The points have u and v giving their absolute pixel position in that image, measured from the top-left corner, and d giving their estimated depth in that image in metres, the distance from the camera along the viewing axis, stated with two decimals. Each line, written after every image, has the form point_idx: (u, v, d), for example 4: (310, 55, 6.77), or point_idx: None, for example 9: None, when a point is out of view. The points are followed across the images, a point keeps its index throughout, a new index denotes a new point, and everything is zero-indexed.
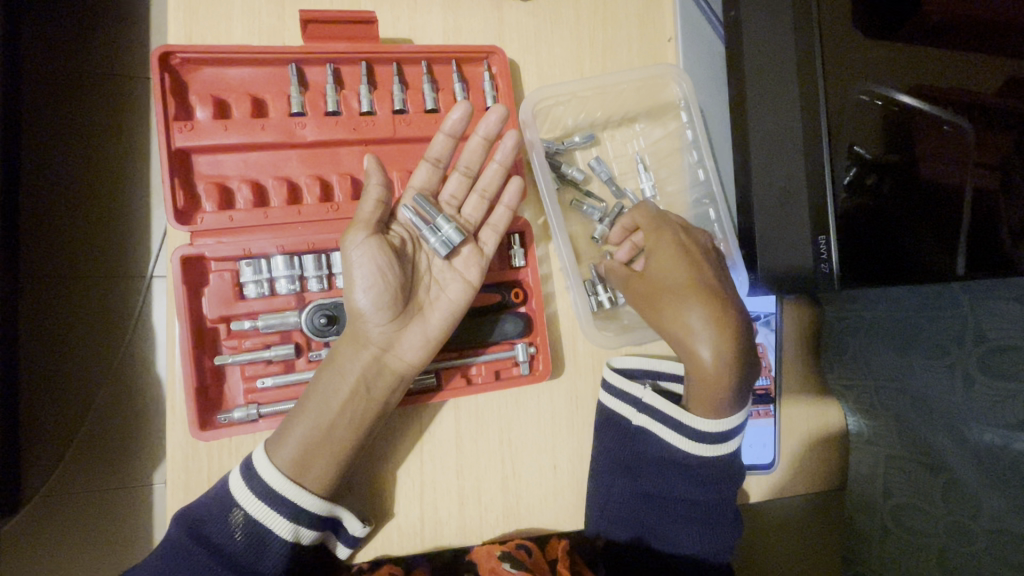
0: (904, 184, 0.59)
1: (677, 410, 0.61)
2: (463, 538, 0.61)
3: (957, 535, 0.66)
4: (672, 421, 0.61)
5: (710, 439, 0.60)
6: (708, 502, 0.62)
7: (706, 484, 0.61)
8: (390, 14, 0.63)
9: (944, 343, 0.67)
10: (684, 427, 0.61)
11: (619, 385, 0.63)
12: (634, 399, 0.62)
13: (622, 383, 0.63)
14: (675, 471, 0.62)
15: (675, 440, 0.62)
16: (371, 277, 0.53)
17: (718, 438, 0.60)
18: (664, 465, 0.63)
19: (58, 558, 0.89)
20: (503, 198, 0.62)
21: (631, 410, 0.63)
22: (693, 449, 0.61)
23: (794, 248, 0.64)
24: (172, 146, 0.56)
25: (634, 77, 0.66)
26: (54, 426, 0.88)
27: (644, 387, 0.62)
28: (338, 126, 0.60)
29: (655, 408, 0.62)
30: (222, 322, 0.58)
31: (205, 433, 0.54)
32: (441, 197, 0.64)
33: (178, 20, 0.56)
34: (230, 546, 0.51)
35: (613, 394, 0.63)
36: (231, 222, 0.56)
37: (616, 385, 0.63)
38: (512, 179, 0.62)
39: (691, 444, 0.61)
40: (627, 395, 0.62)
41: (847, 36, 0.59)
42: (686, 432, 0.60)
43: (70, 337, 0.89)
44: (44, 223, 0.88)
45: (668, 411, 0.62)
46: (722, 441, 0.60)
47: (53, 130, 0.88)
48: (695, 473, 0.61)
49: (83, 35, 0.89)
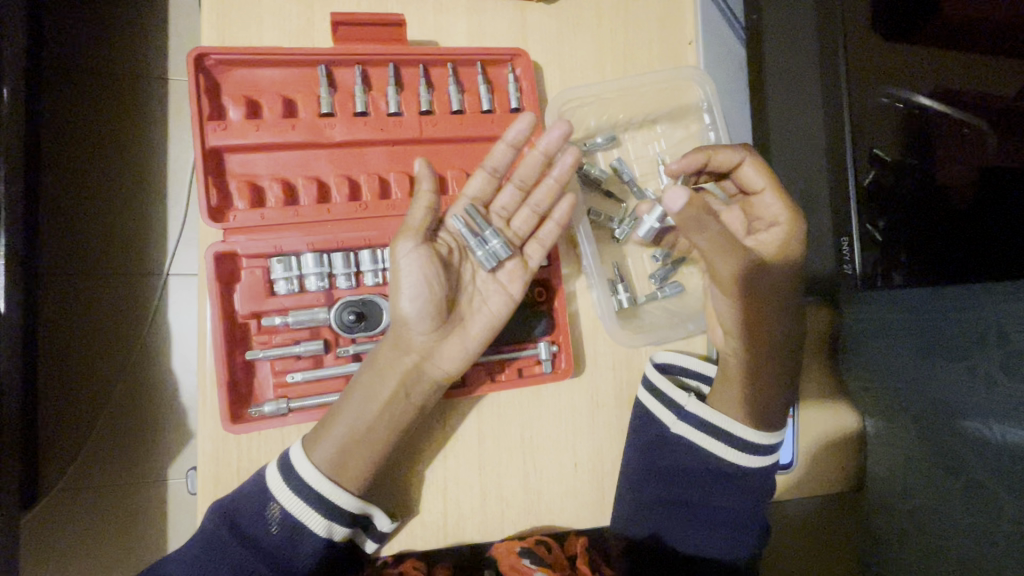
0: (925, 186, 0.59)
1: (720, 418, 0.64)
2: (485, 534, 0.61)
3: (977, 537, 0.66)
4: (711, 429, 0.65)
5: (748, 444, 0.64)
6: (735, 507, 0.65)
7: (739, 489, 0.65)
8: (415, 18, 0.64)
9: (965, 344, 0.67)
10: (727, 433, 0.64)
11: (660, 388, 0.64)
12: (676, 406, 0.64)
13: (662, 385, 0.64)
14: (708, 475, 0.65)
15: (713, 446, 0.65)
16: (417, 286, 0.56)
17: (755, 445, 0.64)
18: (697, 468, 0.66)
19: (76, 552, 0.90)
20: (554, 214, 0.64)
21: (671, 415, 0.65)
22: (730, 457, 0.64)
23: (818, 249, 0.65)
24: (206, 145, 0.57)
25: (657, 80, 0.67)
26: (75, 419, 0.90)
27: (686, 394, 0.64)
28: (366, 127, 0.61)
29: (695, 415, 0.65)
30: (253, 318, 0.59)
31: (237, 426, 0.56)
32: (492, 207, 0.65)
33: (212, 22, 0.58)
34: (266, 538, 0.52)
35: (651, 395, 0.64)
36: (262, 219, 0.58)
37: (657, 389, 0.64)
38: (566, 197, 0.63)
39: (730, 452, 0.64)
40: (670, 399, 0.64)
41: (867, 39, 0.60)
42: (724, 437, 0.64)
43: (91, 333, 0.90)
44: (67, 220, 0.89)
45: (709, 420, 0.65)
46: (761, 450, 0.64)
47: (75, 130, 0.90)
48: (730, 478, 0.65)
49: (106, 37, 0.91)
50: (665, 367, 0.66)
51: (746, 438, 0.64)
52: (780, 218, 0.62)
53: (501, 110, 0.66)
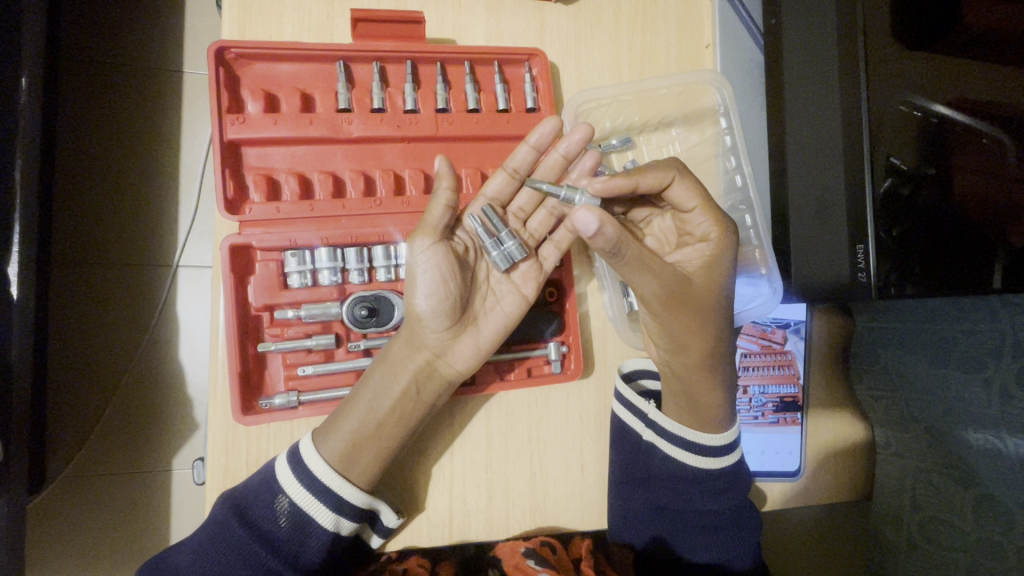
0: (941, 195, 0.58)
1: (681, 427, 0.62)
2: (490, 533, 0.61)
3: (989, 553, 0.64)
4: (676, 438, 0.62)
5: (717, 452, 0.62)
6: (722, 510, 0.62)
7: (724, 492, 0.62)
8: (434, 17, 0.64)
9: (980, 358, 0.66)
10: (692, 442, 0.62)
11: (630, 398, 0.62)
12: (641, 414, 0.62)
13: (632, 396, 0.62)
14: (687, 484, 0.62)
15: (677, 454, 0.63)
16: (434, 283, 0.56)
17: (724, 451, 0.62)
18: (677, 479, 0.63)
19: (81, 539, 0.91)
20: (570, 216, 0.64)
21: (639, 424, 0.62)
22: (703, 465, 0.62)
23: (832, 258, 0.63)
24: (224, 138, 0.58)
25: (675, 83, 0.67)
26: (80, 405, 0.90)
27: (650, 402, 0.62)
28: (383, 123, 0.61)
29: (660, 424, 0.63)
30: (266, 310, 0.59)
31: (246, 418, 0.56)
32: (509, 209, 0.65)
33: (232, 17, 0.58)
34: (274, 532, 0.52)
35: (621, 404, 0.63)
36: (278, 213, 0.58)
37: (625, 400, 0.63)
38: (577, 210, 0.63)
39: (694, 459, 0.62)
40: (636, 408, 0.62)
41: (887, 46, 0.59)
42: (692, 447, 0.62)
43: (96, 324, 0.91)
44: (78, 210, 0.90)
45: (671, 428, 0.62)
46: (726, 451, 0.62)
47: (88, 123, 0.90)
48: (704, 483, 0.62)
49: (122, 29, 0.92)
50: (635, 374, 0.65)
51: (705, 445, 0.61)
52: (709, 235, 0.59)
53: (516, 110, 0.66)
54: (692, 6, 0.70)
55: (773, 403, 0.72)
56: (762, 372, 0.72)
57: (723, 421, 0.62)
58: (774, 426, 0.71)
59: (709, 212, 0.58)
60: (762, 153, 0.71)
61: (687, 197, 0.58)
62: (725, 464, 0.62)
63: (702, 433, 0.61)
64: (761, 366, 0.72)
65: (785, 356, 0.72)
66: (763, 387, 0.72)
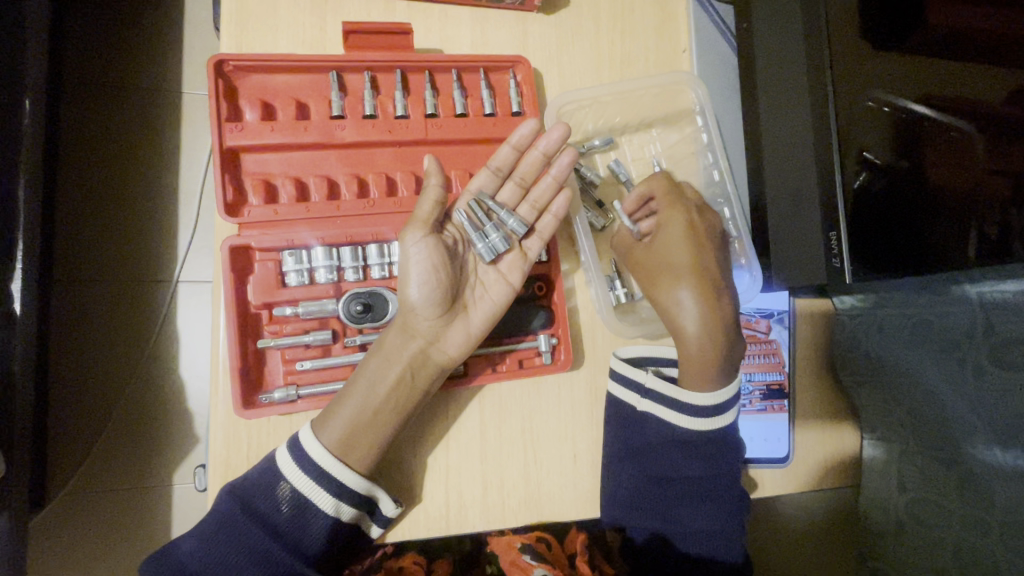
0: (912, 190, 0.61)
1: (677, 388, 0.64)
2: (487, 522, 0.62)
3: (975, 530, 0.66)
4: (671, 401, 0.65)
5: (709, 410, 0.64)
6: (712, 476, 0.65)
7: (714, 458, 0.65)
8: (423, 28, 0.67)
9: (954, 338, 0.67)
10: (687, 403, 0.64)
11: (624, 372, 0.65)
12: (639, 385, 0.64)
13: (629, 370, 0.65)
14: (678, 451, 0.65)
15: (678, 416, 0.65)
16: (425, 273, 0.59)
17: (716, 410, 0.64)
18: (666, 444, 0.66)
19: (84, 552, 0.92)
20: (552, 207, 0.66)
21: (636, 396, 0.64)
22: (697, 426, 0.64)
23: (807, 250, 0.67)
24: (223, 145, 0.61)
25: (653, 84, 0.70)
26: (83, 416, 0.92)
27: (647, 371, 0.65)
28: (374, 129, 0.64)
29: (657, 392, 0.64)
30: (265, 308, 0.61)
31: (247, 411, 0.58)
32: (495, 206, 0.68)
33: (231, 32, 0.62)
34: (277, 518, 0.54)
35: (620, 380, 0.65)
36: (276, 215, 0.61)
37: (623, 374, 0.65)
38: (564, 192, 0.66)
39: (691, 419, 0.64)
40: (634, 379, 0.64)
41: (851, 47, 0.63)
42: (685, 407, 0.64)
43: (98, 337, 0.93)
44: (80, 226, 0.93)
45: (666, 393, 0.65)
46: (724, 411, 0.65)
47: (89, 145, 0.94)
48: (699, 447, 0.65)
49: (123, 51, 0.96)
50: (637, 357, 0.67)
51: (703, 404, 0.64)
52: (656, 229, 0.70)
53: (502, 113, 0.69)
54: (668, 13, 0.74)
55: (760, 391, 0.74)
56: (751, 363, 0.74)
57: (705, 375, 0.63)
58: (761, 413, 0.73)
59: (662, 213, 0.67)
60: (739, 152, 0.75)
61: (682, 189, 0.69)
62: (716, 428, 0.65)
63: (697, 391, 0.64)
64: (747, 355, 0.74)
65: (770, 344, 0.74)
66: (750, 375, 0.74)
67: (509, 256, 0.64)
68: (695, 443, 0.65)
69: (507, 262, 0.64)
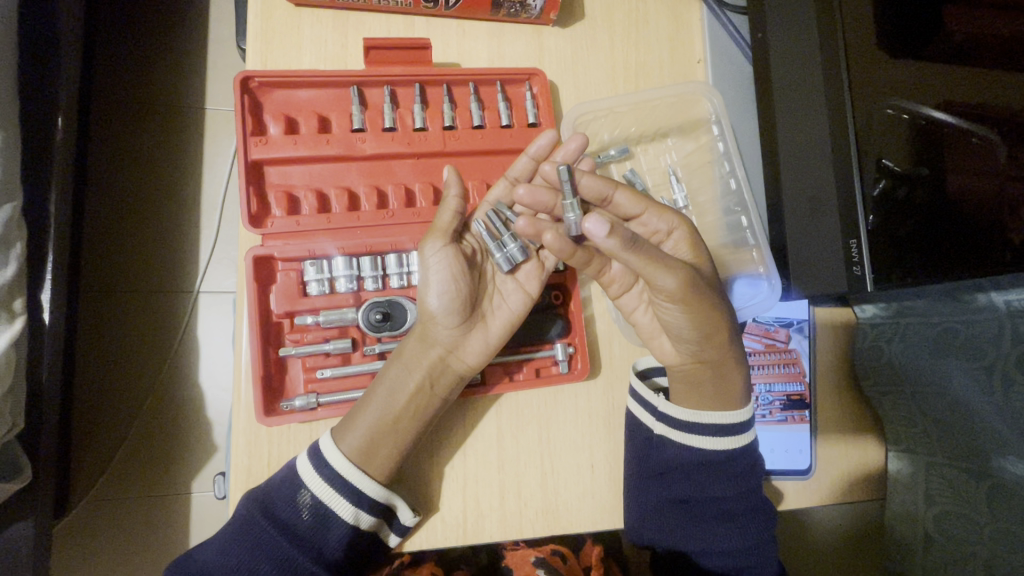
0: (936, 198, 0.60)
1: (692, 412, 0.65)
2: (504, 532, 0.62)
3: (1008, 546, 0.64)
4: (686, 423, 0.65)
5: (727, 429, 0.64)
6: (736, 497, 0.64)
7: (733, 478, 0.64)
8: (440, 43, 0.69)
9: (980, 345, 0.66)
10: (706, 424, 0.64)
11: (640, 393, 0.65)
12: (652, 408, 0.64)
13: (643, 391, 0.64)
14: (701, 472, 0.65)
15: (700, 439, 0.65)
16: (445, 283, 0.59)
17: (735, 429, 0.64)
18: (691, 464, 0.65)
19: (105, 557, 0.93)
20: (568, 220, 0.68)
21: (650, 418, 0.64)
22: (711, 446, 0.64)
23: (826, 255, 0.65)
24: (248, 158, 0.62)
25: (667, 94, 0.71)
26: (107, 423, 0.94)
27: (659, 395, 0.64)
28: (394, 141, 0.65)
29: (672, 416, 0.64)
30: (286, 317, 0.63)
31: (269, 419, 0.58)
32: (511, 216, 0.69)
33: (256, 51, 0.64)
34: (298, 525, 0.54)
35: (639, 403, 0.65)
36: (298, 226, 0.62)
37: (639, 395, 0.65)
38: None
39: (713, 441, 0.64)
40: (647, 401, 0.64)
41: (870, 54, 0.63)
42: (704, 430, 0.64)
43: (122, 345, 0.96)
44: (107, 238, 0.96)
45: (678, 414, 0.65)
46: (739, 431, 0.64)
47: (118, 160, 0.97)
48: (722, 469, 0.64)
49: (152, 70, 0.99)
50: (649, 373, 0.67)
51: (723, 423, 0.64)
52: (673, 225, 0.61)
53: (519, 125, 0.70)
54: (682, 25, 0.75)
55: (781, 401, 0.73)
56: (770, 372, 0.74)
57: (725, 393, 0.64)
58: (782, 424, 0.72)
59: (658, 212, 0.61)
60: (756, 160, 0.75)
61: (632, 202, 0.61)
62: (734, 447, 0.64)
63: (728, 412, 0.64)
64: (766, 365, 0.74)
65: (789, 354, 0.74)
66: (769, 385, 0.74)
67: (530, 264, 0.65)
68: (715, 462, 0.64)
69: (527, 270, 0.65)
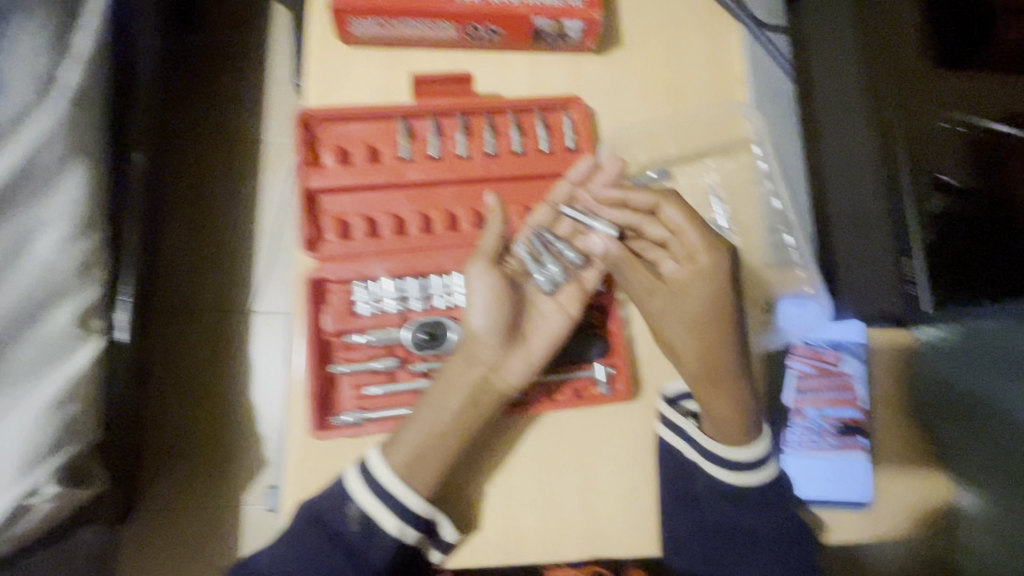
0: (1005, 213, 0.57)
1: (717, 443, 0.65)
2: (544, 553, 0.62)
3: None
4: (711, 451, 0.65)
5: (750, 463, 0.64)
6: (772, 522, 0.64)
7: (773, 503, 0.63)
8: (483, 74, 0.72)
9: None
10: (729, 456, 0.65)
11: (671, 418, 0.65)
12: (681, 433, 0.65)
13: (673, 417, 0.65)
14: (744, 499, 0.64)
15: (721, 469, 0.66)
16: (489, 302, 0.62)
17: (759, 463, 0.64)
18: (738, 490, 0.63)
19: (166, 562, 0.99)
20: None
21: (681, 442, 0.65)
22: (729, 478, 0.65)
23: (877, 275, 0.64)
24: (306, 188, 0.67)
25: (705, 116, 0.74)
26: (172, 433, 1.01)
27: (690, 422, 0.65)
28: (440, 169, 0.69)
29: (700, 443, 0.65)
30: (337, 336, 0.65)
31: (321, 433, 0.62)
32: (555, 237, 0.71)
33: (314, 89, 0.69)
34: (345, 535, 0.57)
35: (668, 428, 0.65)
36: (351, 251, 0.66)
37: (669, 420, 0.65)
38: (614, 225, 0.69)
39: (732, 473, 0.65)
40: (676, 427, 0.65)
41: (920, 66, 0.62)
42: (726, 461, 0.65)
43: (187, 361, 1.03)
44: (177, 261, 1.04)
45: (706, 442, 0.65)
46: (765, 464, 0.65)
47: (189, 190, 1.06)
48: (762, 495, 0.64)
49: (221, 109, 1.09)
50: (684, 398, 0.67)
51: (744, 458, 0.64)
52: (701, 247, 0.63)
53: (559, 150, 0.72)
54: (720, 46, 0.75)
55: (833, 427, 0.69)
56: (820, 396, 0.69)
57: (747, 423, 0.64)
58: (835, 451, 0.68)
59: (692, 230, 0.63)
60: (799, 178, 0.75)
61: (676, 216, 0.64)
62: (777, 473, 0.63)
63: (754, 441, 0.64)
64: (816, 389, 0.70)
65: (841, 377, 0.70)
66: (819, 410, 0.69)
67: (572, 285, 0.66)
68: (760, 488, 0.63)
69: (567, 290, 0.66)
